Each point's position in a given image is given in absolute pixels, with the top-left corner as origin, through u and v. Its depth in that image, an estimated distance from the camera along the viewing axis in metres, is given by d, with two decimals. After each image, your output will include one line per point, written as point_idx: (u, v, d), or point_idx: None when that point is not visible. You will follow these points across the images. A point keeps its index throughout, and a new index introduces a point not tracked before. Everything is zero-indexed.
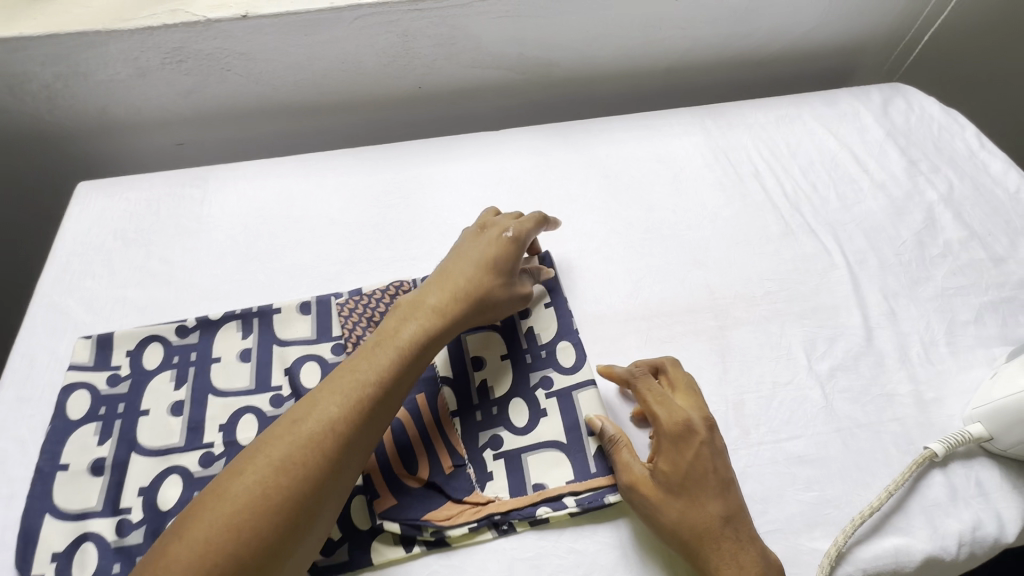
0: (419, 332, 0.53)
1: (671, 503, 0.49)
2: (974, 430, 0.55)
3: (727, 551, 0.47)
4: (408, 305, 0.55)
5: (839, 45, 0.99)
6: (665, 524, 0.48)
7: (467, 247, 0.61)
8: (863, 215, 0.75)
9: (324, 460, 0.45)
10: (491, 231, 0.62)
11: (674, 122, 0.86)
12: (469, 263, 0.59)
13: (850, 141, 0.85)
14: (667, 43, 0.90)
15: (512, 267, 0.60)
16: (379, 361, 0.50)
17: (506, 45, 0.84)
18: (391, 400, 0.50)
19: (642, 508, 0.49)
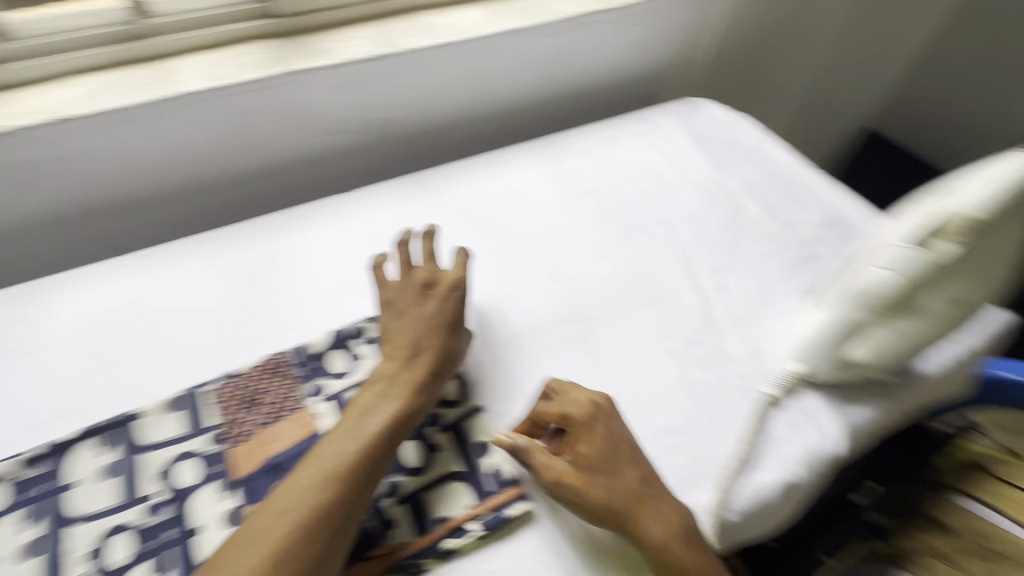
0: (400, 406, 0.56)
1: (591, 484, 0.54)
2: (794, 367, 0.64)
3: (649, 511, 0.53)
4: (378, 382, 0.58)
5: (645, 73, 1.16)
6: (589, 504, 0.53)
7: (417, 310, 0.63)
8: (686, 210, 0.88)
9: (321, 544, 0.46)
10: (439, 289, 0.65)
11: (519, 157, 0.95)
12: (433, 333, 0.62)
13: (666, 149, 0.99)
14: (499, 90, 0.99)
15: (464, 330, 0.64)
16: (356, 438, 0.52)
17: (348, 110, 0.88)
18: (376, 472, 0.52)
19: (566, 495, 0.54)
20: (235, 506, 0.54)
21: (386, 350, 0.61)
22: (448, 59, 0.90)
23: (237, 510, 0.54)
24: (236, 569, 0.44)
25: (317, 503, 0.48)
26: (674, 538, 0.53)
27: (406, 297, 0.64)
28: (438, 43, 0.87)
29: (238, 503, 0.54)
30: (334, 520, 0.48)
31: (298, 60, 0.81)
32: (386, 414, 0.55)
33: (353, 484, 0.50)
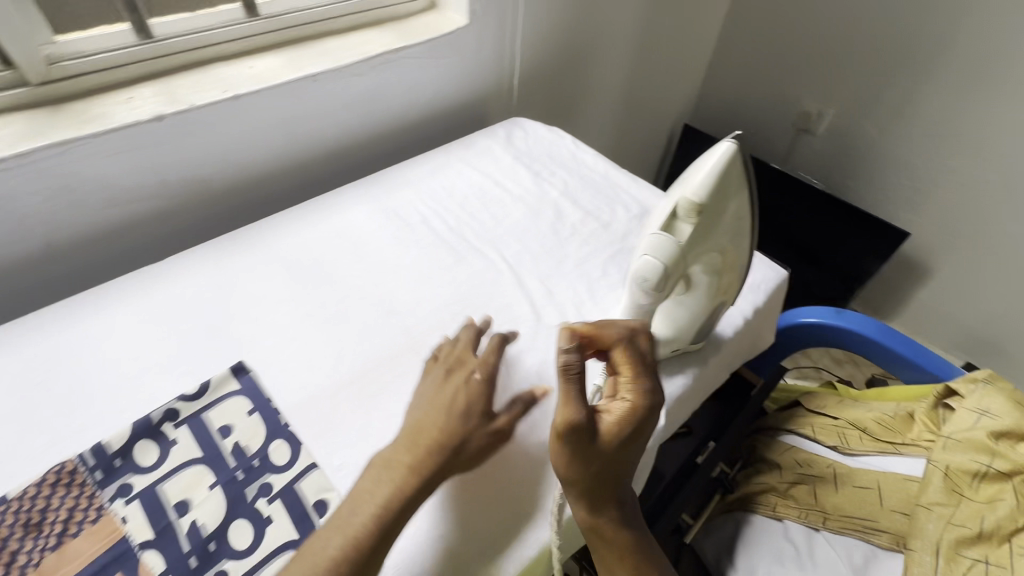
0: (398, 492, 0.51)
1: (593, 458, 0.52)
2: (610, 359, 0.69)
3: (608, 505, 0.56)
4: (378, 462, 0.53)
5: (466, 101, 1.21)
6: (565, 466, 0.53)
7: (434, 394, 0.59)
8: (513, 225, 0.93)
9: None
10: (461, 373, 0.61)
11: (345, 198, 0.94)
12: (441, 409, 0.57)
13: (490, 171, 1.04)
14: (315, 135, 0.98)
15: (486, 405, 0.58)
16: (343, 531, 0.49)
17: (140, 176, 0.81)
18: (373, 565, 0.48)
19: (563, 452, 0.52)
20: None
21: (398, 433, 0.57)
22: (249, 109, 0.87)
23: None
24: None
25: None
26: (618, 530, 0.56)
27: (428, 381, 0.61)
28: (233, 96, 0.84)
29: None
30: None
31: (63, 128, 0.74)
32: (379, 501, 0.50)
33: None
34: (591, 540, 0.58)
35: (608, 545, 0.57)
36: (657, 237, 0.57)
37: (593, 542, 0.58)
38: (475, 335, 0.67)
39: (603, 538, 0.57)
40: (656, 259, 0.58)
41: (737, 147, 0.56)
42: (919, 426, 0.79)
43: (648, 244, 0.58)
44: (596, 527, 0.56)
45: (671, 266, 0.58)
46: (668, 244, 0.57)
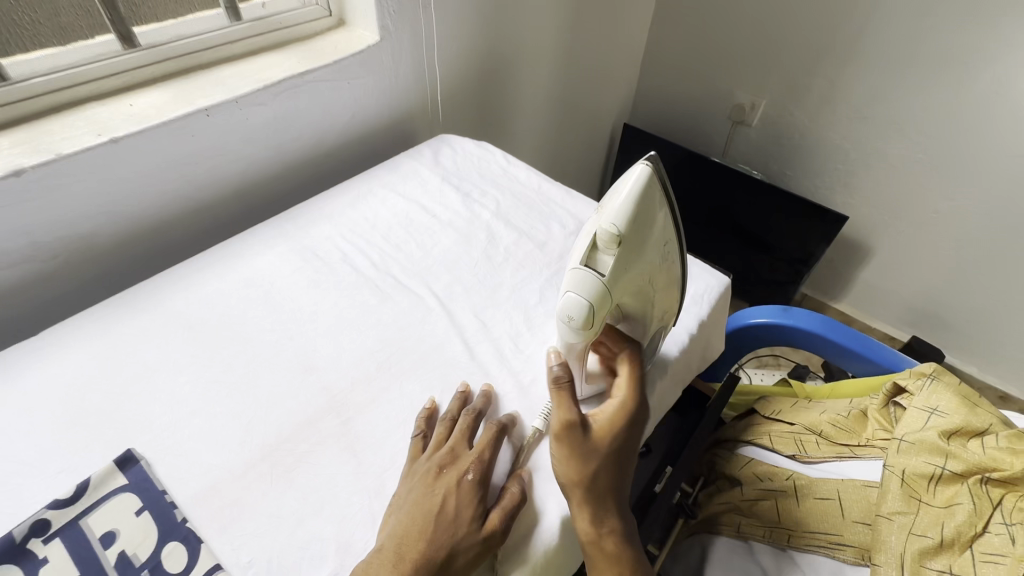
0: None
1: (590, 453, 0.55)
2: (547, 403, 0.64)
3: (611, 515, 0.56)
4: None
5: (388, 120, 1.14)
6: (564, 466, 0.55)
7: (423, 496, 0.54)
8: (443, 253, 0.86)
9: None
10: (454, 471, 0.56)
11: (255, 240, 0.85)
12: (431, 520, 0.52)
13: (417, 196, 0.98)
14: (216, 172, 0.89)
15: (479, 512, 0.53)
16: None
17: (2, 241, 0.71)
18: None
19: (561, 451, 0.56)
20: None
21: (381, 535, 0.53)
22: (131, 153, 0.77)
23: None
24: None
25: None
26: (621, 546, 0.55)
27: (416, 478, 0.56)
28: (108, 139, 0.75)
29: None
30: None
31: None
32: None
33: None
34: (593, 566, 0.55)
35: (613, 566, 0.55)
36: (581, 272, 0.55)
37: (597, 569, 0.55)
38: (475, 415, 0.62)
39: (609, 559, 0.55)
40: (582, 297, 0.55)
41: (653, 169, 0.53)
42: (873, 425, 0.77)
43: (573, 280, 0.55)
44: (601, 542, 0.55)
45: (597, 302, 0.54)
46: (592, 280, 0.54)
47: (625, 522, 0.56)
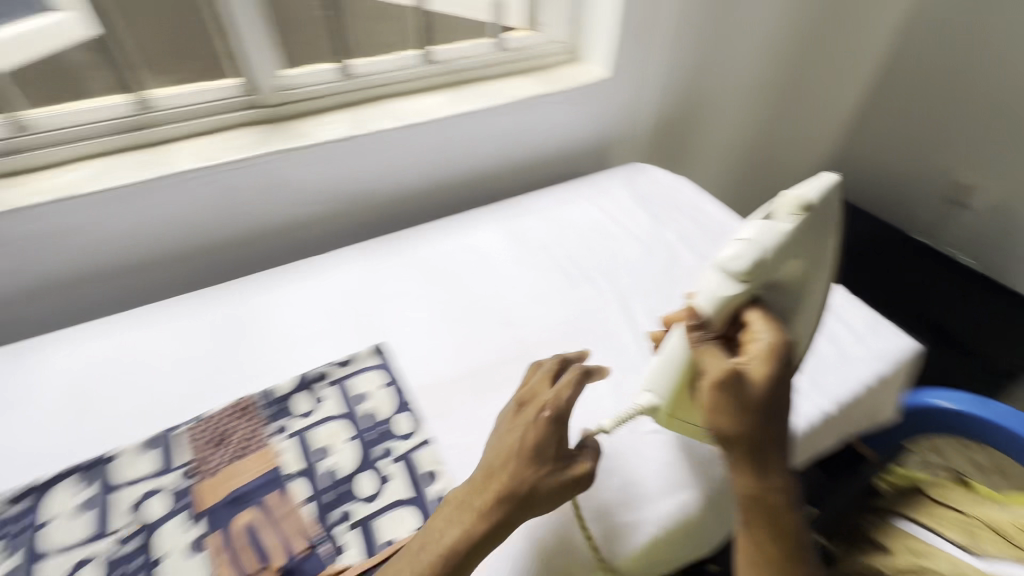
0: (468, 529, 0.52)
1: (750, 404, 0.52)
2: (641, 400, 0.66)
3: (773, 473, 0.53)
4: (453, 499, 0.55)
5: (592, 144, 1.30)
6: (722, 413, 0.53)
7: (505, 432, 0.58)
8: (628, 260, 0.98)
9: None
10: (533, 407, 0.59)
11: (479, 219, 1.06)
12: (506, 456, 0.55)
13: (610, 209, 1.11)
14: (460, 162, 1.12)
15: (553, 454, 0.56)
16: (437, 542, 0.52)
17: (323, 183, 1.00)
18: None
19: (717, 401, 0.53)
20: (198, 535, 0.58)
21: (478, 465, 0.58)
22: (414, 137, 1.03)
23: (199, 538, 0.58)
24: None
25: None
26: (784, 508, 0.52)
27: (501, 418, 0.61)
28: (404, 125, 1.01)
29: (202, 532, 0.58)
30: None
31: (280, 141, 0.94)
32: (460, 527, 0.52)
33: None
34: (754, 532, 0.52)
35: (777, 531, 0.51)
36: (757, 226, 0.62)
37: (758, 534, 0.52)
38: (560, 368, 0.65)
39: (771, 522, 0.51)
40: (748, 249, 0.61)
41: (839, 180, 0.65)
42: None
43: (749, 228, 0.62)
44: (763, 502, 0.52)
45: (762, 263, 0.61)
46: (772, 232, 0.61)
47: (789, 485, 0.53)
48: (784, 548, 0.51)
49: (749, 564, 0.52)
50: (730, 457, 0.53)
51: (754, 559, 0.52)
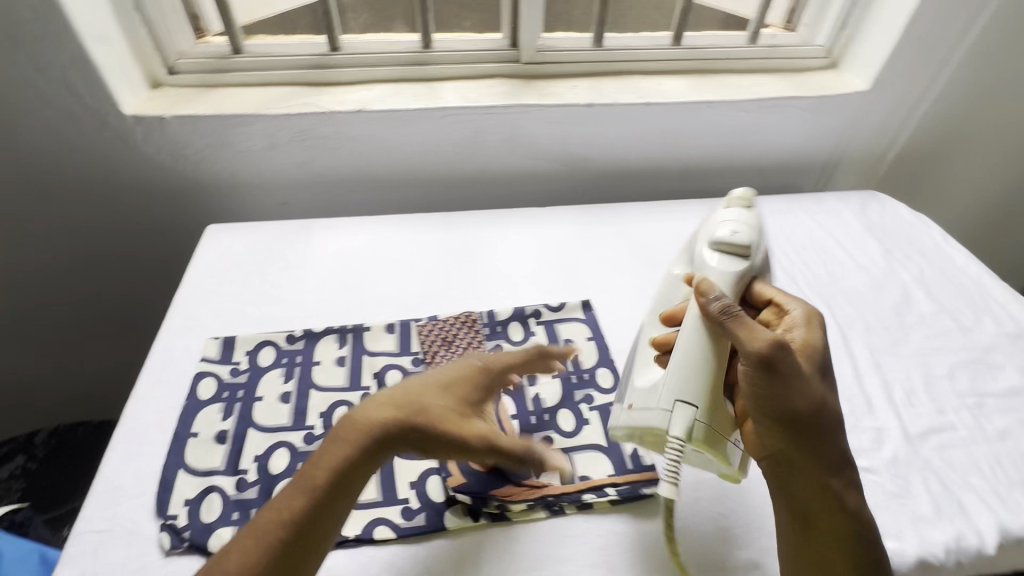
0: (391, 420, 0.53)
1: (807, 384, 0.53)
2: (678, 428, 0.54)
3: (831, 456, 0.54)
4: (401, 391, 0.55)
5: (821, 160, 1.21)
6: (801, 389, 0.52)
7: (458, 366, 0.59)
8: (849, 288, 0.91)
9: (334, 496, 0.50)
10: (464, 342, 0.61)
11: (689, 211, 1.05)
12: (465, 389, 0.58)
13: (835, 232, 1.03)
14: (681, 150, 1.11)
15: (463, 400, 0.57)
16: (374, 421, 0.53)
17: (554, 143, 1.05)
18: (355, 467, 0.51)
19: (779, 380, 0.52)
20: None
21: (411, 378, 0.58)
22: (649, 116, 1.04)
23: None
24: (301, 482, 0.50)
25: (344, 457, 0.51)
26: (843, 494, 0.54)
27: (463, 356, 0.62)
28: (645, 103, 1.02)
29: None
30: (349, 478, 0.51)
31: (531, 96, 1.01)
32: (397, 416, 0.53)
33: (356, 459, 0.51)
34: (809, 523, 0.54)
35: (834, 517, 0.54)
36: (714, 241, 0.66)
37: (812, 521, 0.54)
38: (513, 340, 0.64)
39: (834, 510, 0.54)
40: (728, 261, 0.64)
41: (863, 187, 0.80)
42: None
43: (710, 248, 0.66)
44: (820, 489, 0.54)
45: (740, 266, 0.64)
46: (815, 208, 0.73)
47: (847, 471, 0.55)
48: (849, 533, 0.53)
49: (800, 548, 0.54)
50: (776, 440, 0.54)
51: (806, 544, 0.54)
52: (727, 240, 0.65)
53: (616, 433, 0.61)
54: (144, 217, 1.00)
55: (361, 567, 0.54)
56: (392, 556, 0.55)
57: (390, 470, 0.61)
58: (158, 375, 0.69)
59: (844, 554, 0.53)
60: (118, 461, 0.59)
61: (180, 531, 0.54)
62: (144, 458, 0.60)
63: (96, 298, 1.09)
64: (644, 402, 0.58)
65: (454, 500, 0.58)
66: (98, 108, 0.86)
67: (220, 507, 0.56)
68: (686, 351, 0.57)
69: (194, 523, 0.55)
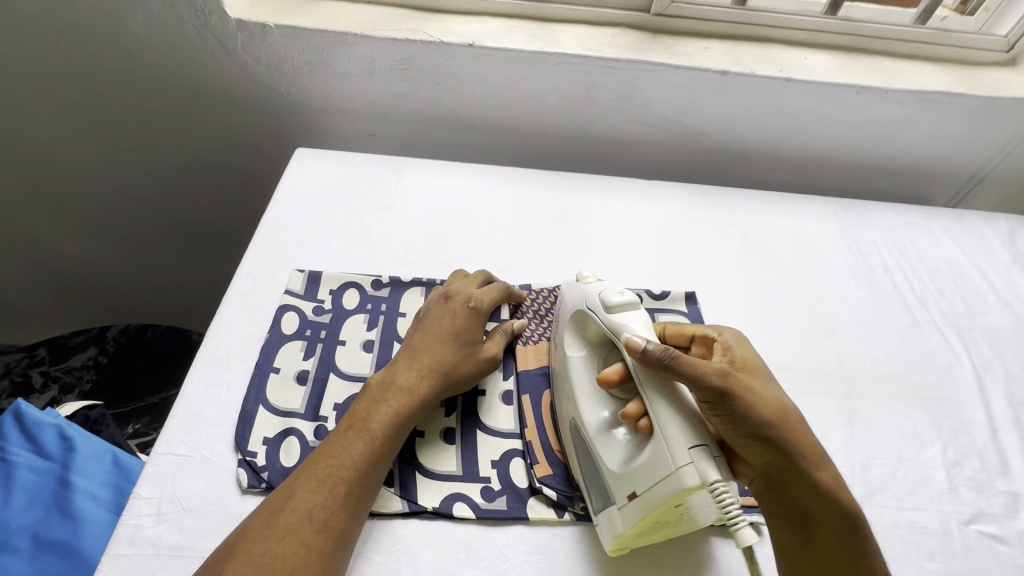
0: (418, 388, 0.55)
1: (757, 390, 0.48)
2: (711, 473, 0.42)
3: (812, 456, 0.48)
4: (417, 360, 0.57)
5: (967, 172, 1.06)
6: (756, 398, 0.47)
7: (461, 325, 0.60)
8: (990, 325, 0.80)
9: (369, 469, 0.50)
10: (458, 300, 0.62)
11: (810, 207, 0.94)
12: (465, 349, 0.59)
13: (978, 258, 0.90)
14: (810, 138, 0.99)
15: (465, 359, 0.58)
16: (403, 392, 0.55)
17: (672, 111, 0.95)
18: (393, 438, 0.52)
19: (730, 400, 0.46)
20: (509, 389, 0.62)
21: (407, 341, 0.60)
22: (788, 93, 0.91)
23: (510, 392, 0.62)
24: (336, 456, 0.49)
25: (376, 428, 0.52)
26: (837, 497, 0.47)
27: (433, 309, 0.62)
28: (786, 77, 0.90)
29: (512, 389, 0.62)
30: (385, 451, 0.51)
31: (658, 53, 0.89)
32: (415, 386, 0.55)
33: (389, 430, 0.52)
34: (809, 526, 0.47)
35: (835, 528, 0.47)
36: (596, 291, 0.55)
37: (812, 537, 0.47)
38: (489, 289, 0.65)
39: (829, 502, 0.47)
40: (625, 312, 0.52)
41: None
42: None
43: (604, 311, 0.53)
44: (812, 497, 0.47)
45: (638, 310, 0.53)
46: None
47: (829, 464, 0.49)
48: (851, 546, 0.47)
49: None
50: (761, 455, 0.47)
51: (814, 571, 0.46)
52: (608, 297, 0.53)
53: (629, 528, 0.46)
54: (233, 131, 0.97)
55: (434, 545, 0.50)
56: (467, 538, 0.51)
57: (472, 444, 0.57)
58: (241, 301, 0.66)
59: (846, 558, 0.46)
60: (199, 384, 0.57)
61: (259, 471, 0.52)
62: (225, 386, 0.58)
63: (176, 204, 1.08)
64: (645, 478, 0.45)
65: (536, 490, 0.54)
66: (201, 5, 0.81)
67: (298, 452, 0.54)
68: (661, 411, 0.45)
69: (273, 465, 0.52)
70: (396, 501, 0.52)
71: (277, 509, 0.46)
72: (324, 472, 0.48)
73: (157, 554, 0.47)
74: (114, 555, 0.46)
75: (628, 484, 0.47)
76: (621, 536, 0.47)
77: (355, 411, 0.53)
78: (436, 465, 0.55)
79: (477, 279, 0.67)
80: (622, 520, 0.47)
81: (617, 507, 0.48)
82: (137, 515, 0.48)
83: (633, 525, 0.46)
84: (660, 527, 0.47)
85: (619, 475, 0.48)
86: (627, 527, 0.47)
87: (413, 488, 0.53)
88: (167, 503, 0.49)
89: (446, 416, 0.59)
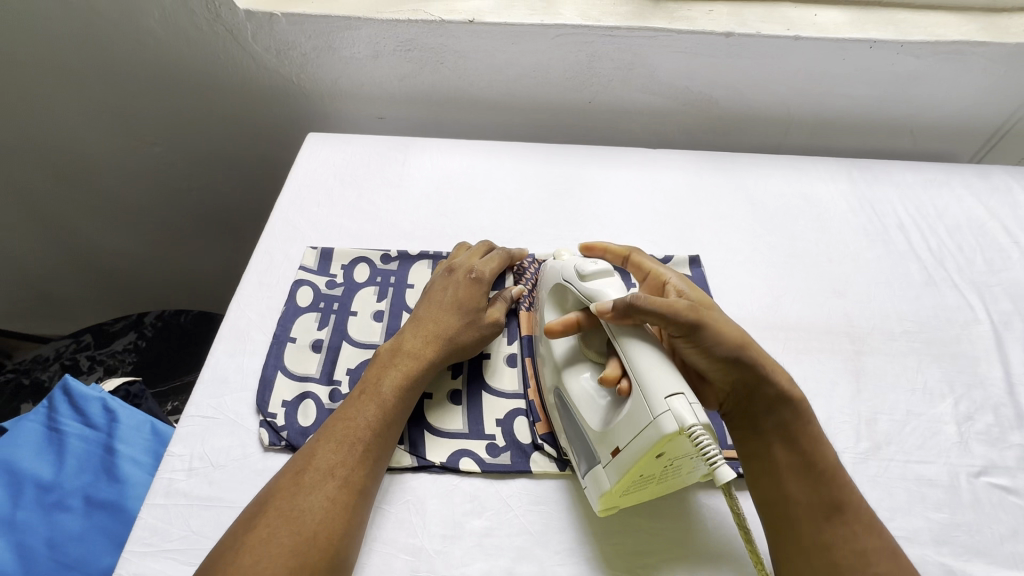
0: (427, 354, 0.58)
1: (720, 320, 0.50)
2: (688, 418, 0.43)
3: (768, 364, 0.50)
4: (424, 329, 0.60)
5: (994, 127, 1.01)
6: (722, 328, 0.50)
7: (463, 295, 0.62)
8: (1012, 281, 0.77)
9: (385, 428, 0.53)
10: (460, 272, 0.65)
11: (822, 168, 0.92)
12: (468, 317, 0.61)
13: (1002, 213, 0.86)
14: (822, 99, 0.97)
15: (469, 327, 0.60)
16: (413, 358, 0.57)
17: (677, 78, 0.94)
18: (406, 400, 0.55)
19: (696, 330, 0.49)
20: (513, 353, 0.64)
21: (414, 313, 0.62)
22: (796, 53, 0.89)
23: (514, 355, 0.64)
24: (353, 418, 0.52)
25: (389, 391, 0.55)
26: (792, 398, 0.50)
27: (435, 281, 0.65)
28: (794, 36, 0.87)
29: (516, 352, 0.64)
30: (398, 412, 0.54)
31: (659, 19, 0.88)
32: (423, 352, 0.58)
33: (402, 392, 0.55)
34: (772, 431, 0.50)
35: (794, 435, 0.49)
36: (571, 263, 0.57)
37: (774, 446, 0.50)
38: (490, 259, 0.67)
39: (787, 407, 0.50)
40: (601, 280, 0.54)
41: None
42: None
43: (579, 281, 0.55)
44: (771, 400, 0.50)
45: (613, 278, 0.54)
46: None
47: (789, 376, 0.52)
48: (807, 450, 0.49)
49: (770, 478, 0.49)
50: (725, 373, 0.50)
51: (775, 473, 0.49)
52: (584, 267, 0.55)
53: (615, 483, 0.47)
54: (249, 119, 1.01)
55: (442, 496, 0.53)
56: (473, 490, 0.54)
57: (477, 404, 0.60)
58: (260, 278, 0.70)
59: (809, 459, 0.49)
60: (223, 354, 0.62)
61: (279, 430, 0.56)
62: (247, 355, 0.62)
63: (201, 195, 1.13)
64: (627, 431, 0.46)
65: (540, 445, 0.56)
66: None
67: (315, 413, 0.58)
68: (639, 367, 0.47)
69: (292, 425, 0.56)
70: (406, 456, 0.55)
71: (302, 468, 0.49)
72: (343, 432, 0.51)
73: (190, 503, 0.51)
74: (153, 504, 0.51)
75: (611, 441, 0.48)
76: (607, 495, 0.48)
77: (367, 377, 0.56)
78: (443, 423, 0.58)
79: (478, 251, 0.69)
80: (606, 477, 0.48)
81: (602, 465, 0.49)
82: (172, 469, 0.53)
83: (618, 480, 0.47)
84: (646, 483, 0.48)
85: (602, 433, 0.49)
86: (613, 483, 0.47)
87: (423, 445, 0.56)
88: (197, 459, 0.54)
89: (453, 379, 0.61)
